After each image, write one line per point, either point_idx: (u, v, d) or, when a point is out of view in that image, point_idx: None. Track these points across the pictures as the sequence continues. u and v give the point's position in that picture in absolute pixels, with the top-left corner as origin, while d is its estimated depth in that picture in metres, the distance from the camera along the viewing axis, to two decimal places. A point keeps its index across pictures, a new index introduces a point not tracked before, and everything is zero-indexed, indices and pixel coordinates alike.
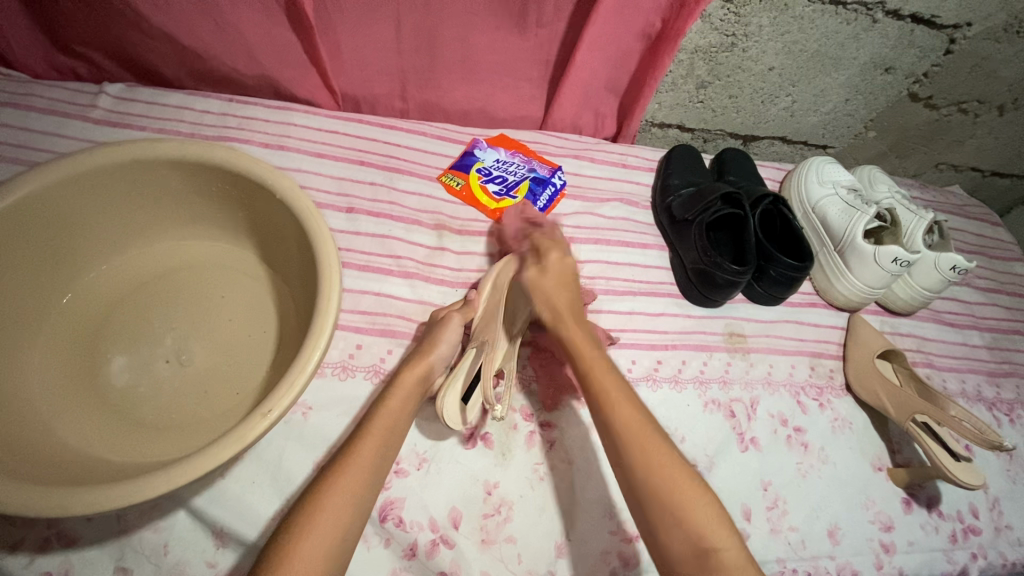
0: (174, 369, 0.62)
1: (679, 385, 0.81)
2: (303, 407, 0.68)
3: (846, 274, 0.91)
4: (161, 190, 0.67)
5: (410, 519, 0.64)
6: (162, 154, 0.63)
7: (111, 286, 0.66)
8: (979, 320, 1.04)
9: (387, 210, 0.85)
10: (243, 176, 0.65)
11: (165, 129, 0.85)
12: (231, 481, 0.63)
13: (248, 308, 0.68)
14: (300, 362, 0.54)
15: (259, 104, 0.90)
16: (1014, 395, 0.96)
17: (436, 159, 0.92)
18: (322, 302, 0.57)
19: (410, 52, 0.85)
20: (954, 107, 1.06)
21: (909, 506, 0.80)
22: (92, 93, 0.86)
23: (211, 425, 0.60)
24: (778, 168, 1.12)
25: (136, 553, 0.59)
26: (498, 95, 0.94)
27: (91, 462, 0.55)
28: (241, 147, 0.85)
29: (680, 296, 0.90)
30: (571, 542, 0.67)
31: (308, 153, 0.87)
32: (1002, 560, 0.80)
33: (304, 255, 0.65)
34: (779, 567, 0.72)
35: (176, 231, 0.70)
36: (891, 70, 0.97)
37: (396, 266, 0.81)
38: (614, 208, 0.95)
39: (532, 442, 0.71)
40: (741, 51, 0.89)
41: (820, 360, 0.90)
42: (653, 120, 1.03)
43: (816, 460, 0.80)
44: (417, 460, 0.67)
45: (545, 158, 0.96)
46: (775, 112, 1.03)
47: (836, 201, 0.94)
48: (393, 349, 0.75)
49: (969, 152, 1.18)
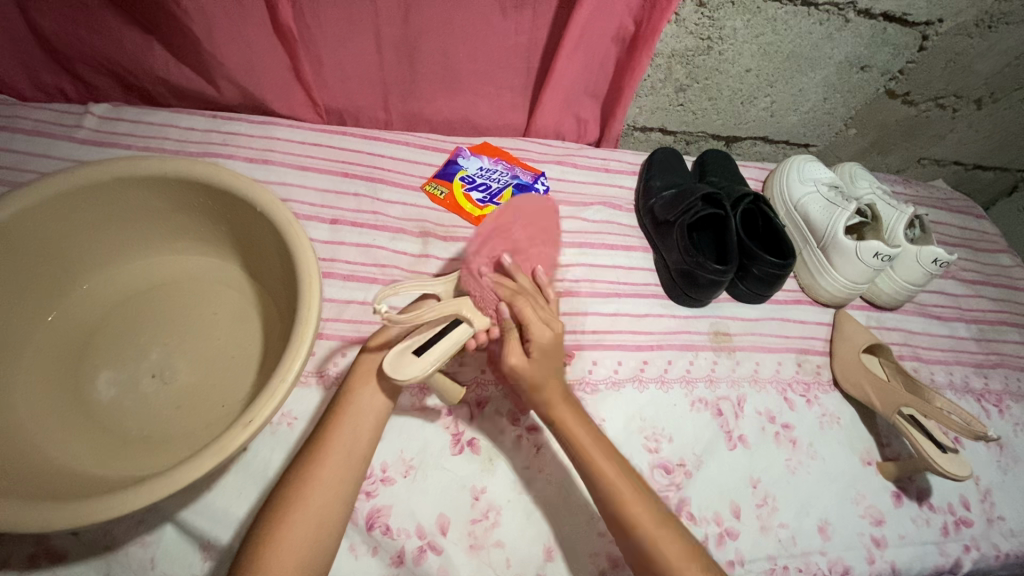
0: (158, 384, 0.63)
1: (666, 385, 0.82)
2: (289, 417, 0.69)
3: (829, 270, 0.92)
4: (142, 208, 0.68)
5: (398, 526, 0.64)
6: (142, 171, 0.64)
7: (97, 303, 0.67)
8: (965, 312, 1.04)
9: (371, 220, 0.86)
10: (223, 190, 0.66)
11: (150, 147, 0.86)
12: (218, 492, 0.63)
13: (232, 320, 0.69)
14: (282, 371, 0.54)
15: (242, 120, 0.91)
16: (1003, 385, 0.96)
17: (419, 168, 0.93)
18: (302, 312, 0.58)
19: (391, 65, 0.86)
20: (932, 102, 1.07)
21: (899, 500, 0.80)
22: (77, 114, 0.88)
23: (195, 436, 0.60)
24: (760, 168, 1.13)
25: (124, 568, 0.59)
26: (480, 104, 0.95)
27: (77, 477, 0.55)
28: (224, 161, 0.86)
29: (665, 298, 0.91)
30: (561, 546, 0.67)
31: (292, 166, 0.88)
32: (996, 551, 0.80)
33: (286, 265, 0.66)
34: (770, 564, 0.72)
35: (158, 247, 0.71)
36: (868, 68, 0.98)
37: (381, 274, 0.82)
38: (597, 212, 0.96)
39: (520, 446, 0.72)
40: (718, 53, 0.90)
41: (807, 356, 0.91)
42: (635, 124, 1.04)
43: (805, 457, 0.80)
44: (405, 467, 0.67)
45: (527, 164, 0.97)
46: (755, 112, 1.04)
47: (816, 198, 0.95)
48: (347, 353, 0.74)
49: (950, 146, 1.19)
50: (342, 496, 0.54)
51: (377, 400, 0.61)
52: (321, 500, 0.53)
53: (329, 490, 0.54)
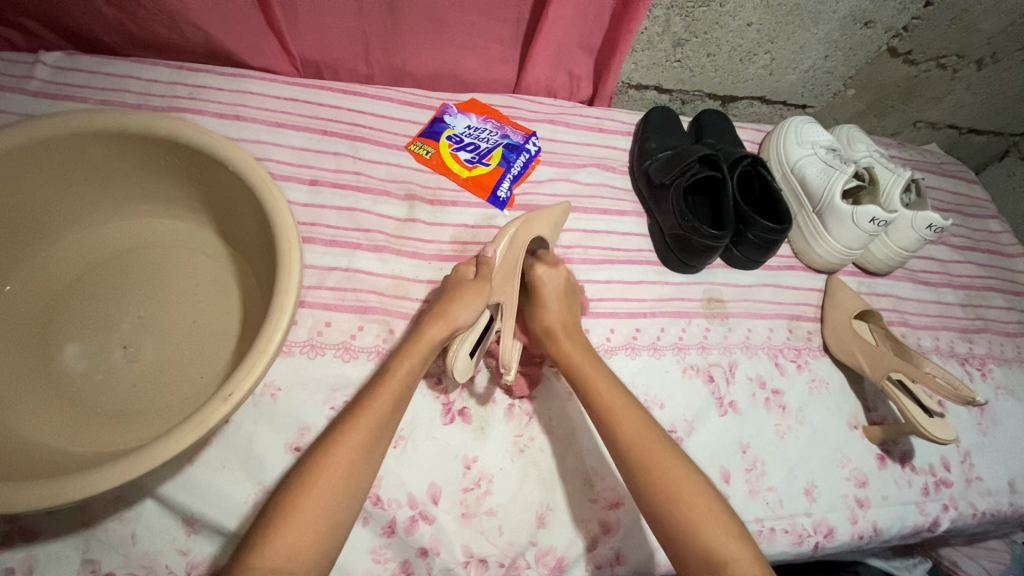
0: (132, 357, 0.60)
1: (658, 352, 0.81)
2: (272, 388, 0.66)
3: (824, 235, 0.91)
4: (104, 167, 0.62)
5: (388, 496, 0.63)
6: (101, 126, 0.58)
7: (59, 269, 0.62)
8: (954, 277, 1.04)
9: (353, 181, 0.82)
10: (191, 149, 0.61)
11: (109, 101, 0.79)
12: (200, 466, 0.61)
13: (208, 287, 0.65)
14: (264, 339, 0.52)
15: (210, 72, 0.84)
16: (986, 350, 0.98)
17: (402, 126, 0.88)
18: (283, 279, 0.55)
19: (371, 13, 0.80)
20: (933, 61, 1.04)
21: (883, 462, 0.82)
22: (27, 63, 0.80)
23: (173, 410, 0.58)
24: (756, 129, 1.09)
25: (103, 544, 0.57)
26: (467, 57, 0.90)
27: (47, 454, 0.52)
28: (193, 118, 0.80)
29: (659, 264, 0.89)
30: (553, 512, 0.67)
31: (266, 122, 0.82)
32: (972, 510, 0.82)
33: (262, 229, 0.62)
34: (757, 527, 0.73)
35: (125, 210, 0.66)
36: (871, 24, 0.94)
37: (365, 239, 0.78)
38: (591, 174, 0.93)
39: (511, 415, 0.70)
40: (718, 5, 0.85)
41: (798, 322, 0.90)
42: (630, 82, 0.99)
43: (794, 422, 0.81)
44: (394, 438, 0.66)
45: (518, 123, 0.93)
46: (754, 70, 0.99)
47: (814, 161, 0.92)
48: (332, 321, 0.71)
49: (946, 109, 1.17)
50: (351, 476, 0.52)
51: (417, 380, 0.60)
52: (329, 480, 0.51)
53: (338, 469, 0.52)
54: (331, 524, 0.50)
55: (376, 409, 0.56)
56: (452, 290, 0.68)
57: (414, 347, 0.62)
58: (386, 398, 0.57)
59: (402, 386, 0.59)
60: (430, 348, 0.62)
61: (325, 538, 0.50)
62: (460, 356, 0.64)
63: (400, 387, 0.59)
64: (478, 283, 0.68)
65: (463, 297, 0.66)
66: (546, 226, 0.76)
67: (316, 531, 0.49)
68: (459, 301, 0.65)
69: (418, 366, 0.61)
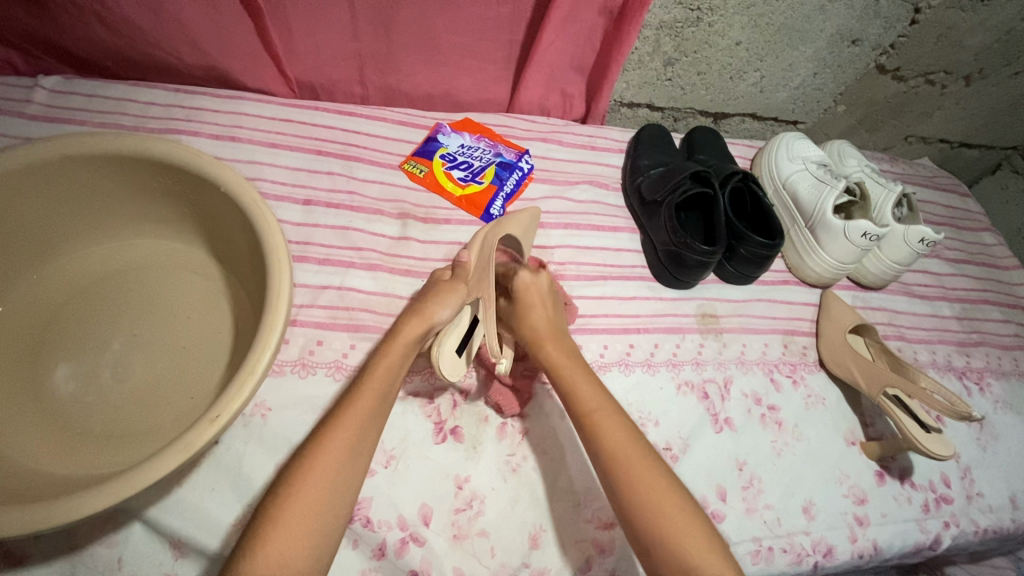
0: (121, 378, 0.60)
1: (652, 368, 0.80)
2: (263, 408, 0.65)
3: (817, 250, 0.91)
4: (98, 189, 0.63)
5: (378, 518, 0.62)
6: (97, 148, 0.59)
7: (50, 289, 0.62)
8: (949, 291, 1.04)
9: (347, 200, 0.82)
10: (185, 171, 0.62)
11: (107, 123, 0.80)
12: (188, 488, 0.60)
13: (199, 308, 0.65)
14: (252, 360, 0.52)
15: (207, 95, 0.85)
16: (983, 363, 0.97)
17: (397, 145, 0.89)
18: (273, 300, 0.55)
19: (365, 35, 0.82)
20: (921, 78, 1.05)
21: (882, 479, 0.81)
22: (26, 87, 0.81)
23: (161, 433, 0.57)
24: (748, 146, 1.10)
25: (89, 569, 0.56)
26: (462, 77, 0.91)
27: (32, 477, 0.51)
28: (189, 139, 0.81)
29: (653, 279, 0.89)
30: (546, 533, 0.66)
31: (262, 143, 0.83)
32: (974, 527, 0.81)
33: (254, 249, 0.63)
34: (755, 546, 0.71)
35: (119, 232, 0.67)
36: (858, 42, 0.96)
37: (358, 258, 0.78)
38: (583, 191, 0.93)
39: (504, 434, 0.70)
40: (707, 25, 0.87)
41: (793, 337, 0.90)
42: (622, 100, 1.01)
43: (790, 438, 0.80)
44: (385, 457, 0.65)
45: (510, 141, 0.94)
46: (744, 88, 1.01)
47: (805, 176, 0.93)
48: (323, 340, 0.71)
49: (937, 123, 1.18)
50: (338, 494, 0.52)
51: (391, 384, 0.59)
52: (315, 498, 0.50)
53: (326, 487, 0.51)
54: (322, 531, 0.49)
55: (361, 427, 0.55)
56: (429, 293, 0.68)
57: (390, 347, 0.62)
58: (368, 407, 0.56)
59: (383, 391, 0.58)
60: (407, 348, 0.62)
61: (314, 545, 0.49)
62: (443, 353, 0.64)
63: (381, 405, 0.58)
64: (453, 283, 0.69)
65: (438, 299, 0.66)
66: (518, 227, 0.75)
67: (305, 538, 0.48)
68: (434, 302, 0.66)
69: (396, 365, 0.61)
